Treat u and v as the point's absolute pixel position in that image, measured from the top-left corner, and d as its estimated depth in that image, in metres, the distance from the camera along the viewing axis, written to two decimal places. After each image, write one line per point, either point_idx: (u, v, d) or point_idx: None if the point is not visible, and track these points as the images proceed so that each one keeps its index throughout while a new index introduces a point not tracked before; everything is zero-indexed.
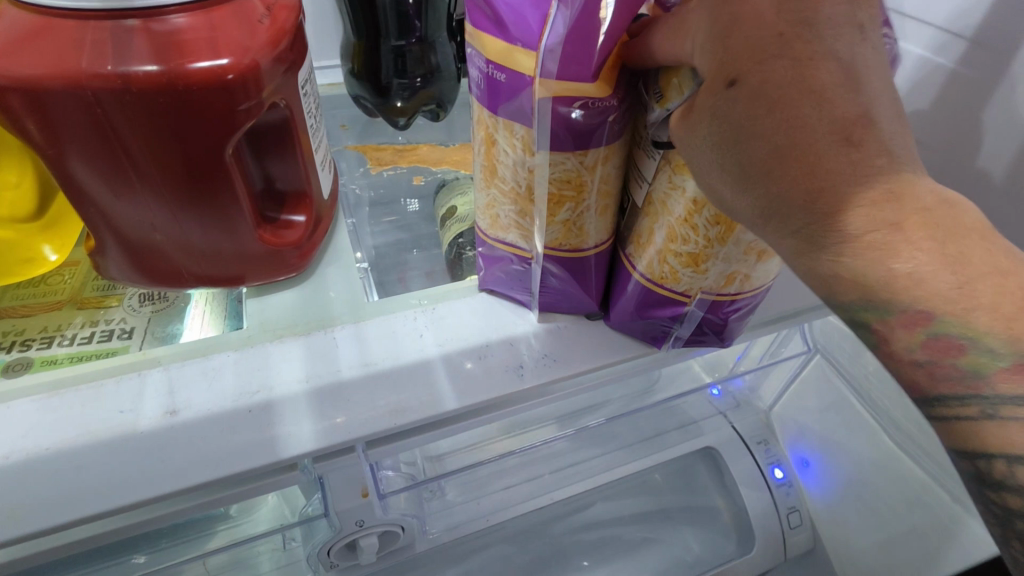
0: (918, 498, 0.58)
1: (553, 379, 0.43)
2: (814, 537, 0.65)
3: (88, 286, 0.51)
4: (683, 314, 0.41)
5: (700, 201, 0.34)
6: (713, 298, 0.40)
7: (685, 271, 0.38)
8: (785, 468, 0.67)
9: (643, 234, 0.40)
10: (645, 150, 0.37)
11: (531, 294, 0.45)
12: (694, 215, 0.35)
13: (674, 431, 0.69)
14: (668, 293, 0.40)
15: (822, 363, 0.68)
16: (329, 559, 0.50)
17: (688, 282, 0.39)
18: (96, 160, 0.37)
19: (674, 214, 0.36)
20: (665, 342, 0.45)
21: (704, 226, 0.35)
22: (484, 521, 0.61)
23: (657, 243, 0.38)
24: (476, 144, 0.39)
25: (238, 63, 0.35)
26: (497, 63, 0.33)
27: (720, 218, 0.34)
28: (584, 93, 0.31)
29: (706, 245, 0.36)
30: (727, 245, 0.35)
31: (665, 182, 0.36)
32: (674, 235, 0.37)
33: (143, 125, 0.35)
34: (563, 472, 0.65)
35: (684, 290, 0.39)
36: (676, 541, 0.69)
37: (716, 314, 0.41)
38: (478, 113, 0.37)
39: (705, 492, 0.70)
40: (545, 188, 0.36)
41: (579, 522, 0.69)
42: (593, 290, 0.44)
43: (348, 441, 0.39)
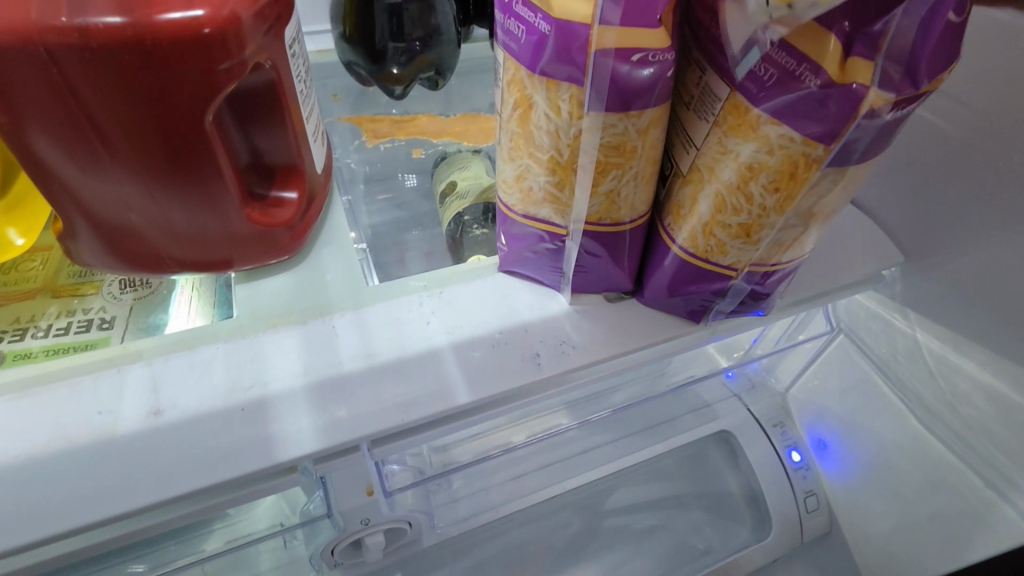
0: (944, 482, 0.55)
1: (572, 368, 0.40)
2: (831, 521, 0.64)
3: (63, 273, 0.47)
4: (727, 288, 0.38)
5: (756, 166, 0.31)
6: (763, 270, 0.37)
7: (734, 242, 0.35)
8: (802, 450, 0.65)
9: (684, 202, 0.36)
10: (696, 111, 0.33)
11: (563, 275, 0.41)
12: (750, 181, 0.31)
13: (687, 415, 0.66)
14: (712, 266, 0.37)
15: (847, 344, 0.63)
16: (333, 558, 0.48)
17: (737, 255, 0.35)
18: (58, 131, 0.32)
19: (723, 179, 0.33)
20: (703, 317, 0.41)
21: (759, 194, 0.32)
22: (494, 513, 0.58)
23: (701, 213, 0.35)
24: (506, 109, 0.35)
25: (215, 15, 0.30)
26: (543, 12, 0.29)
27: (779, 184, 0.31)
28: (646, 44, 0.28)
29: (760, 215, 0.33)
30: (784, 215, 0.32)
31: (717, 149, 0.32)
32: (723, 204, 0.33)
33: (117, 88, 0.31)
34: (575, 462, 0.63)
35: (731, 263, 0.36)
36: (688, 528, 0.68)
37: (760, 284, 0.38)
38: (510, 73, 0.33)
39: (719, 476, 0.68)
40: (593, 152, 0.32)
41: (590, 510, 0.67)
42: (627, 266, 0.40)
43: (352, 440, 0.35)
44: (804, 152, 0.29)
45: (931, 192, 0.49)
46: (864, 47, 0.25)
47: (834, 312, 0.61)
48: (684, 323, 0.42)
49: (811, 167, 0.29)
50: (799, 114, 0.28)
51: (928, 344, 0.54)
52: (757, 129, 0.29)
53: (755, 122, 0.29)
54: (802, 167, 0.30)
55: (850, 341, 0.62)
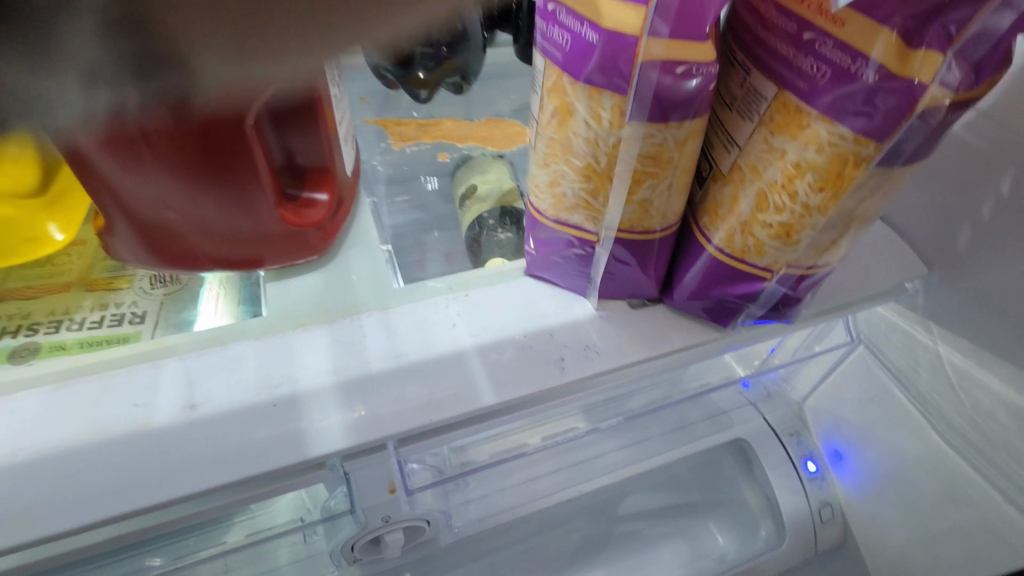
0: (961, 496, 0.55)
1: (596, 372, 0.40)
2: (845, 531, 0.66)
3: (97, 267, 0.48)
4: (759, 291, 0.38)
5: (804, 164, 0.31)
6: (799, 273, 0.37)
7: (773, 243, 0.35)
8: (818, 460, 0.66)
9: (723, 202, 0.36)
10: (739, 111, 0.33)
11: (591, 282, 0.42)
12: (795, 180, 0.32)
13: (703, 422, 0.66)
14: (747, 267, 0.37)
15: (865, 355, 0.63)
16: (353, 555, 0.48)
17: (773, 255, 0.36)
18: None
19: (767, 178, 0.33)
20: (733, 318, 0.42)
21: (804, 192, 0.32)
22: (509, 515, 0.58)
23: (741, 212, 0.35)
24: (544, 116, 0.35)
25: None
26: (591, 21, 0.29)
27: (825, 183, 0.31)
28: (691, 57, 0.28)
29: (802, 215, 0.33)
30: (827, 215, 0.32)
31: (762, 148, 0.32)
32: (764, 202, 0.34)
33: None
34: (590, 466, 0.63)
35: (767, 264, 0.36)
36: (702, 535, 0.68)
37: (793, 288, 0.38)
38: (550, 80, 0.33)
39: (733, 484, 0.68)
40: (631, 162, 0.33)
41: (604, 515, 0.67)
42: (652, 273, 0.41)
43: (378, 439, 0.36)
44: (854, 151, 0.29)
45: (958, 206, 0.49)
46: (936, 41, 0.25)
47: (853, 323, 0.61)
48: (706, 328, 0.43)
49: (860, 166, 0.29)
50: (853, 110, 0.28)
51: (949, 357, 0.54)
52: (806, 127, 0.30)
53: (805, 120, 0.30)
54: (850, 166, 0.30)
55: (869, 353, 0.62)
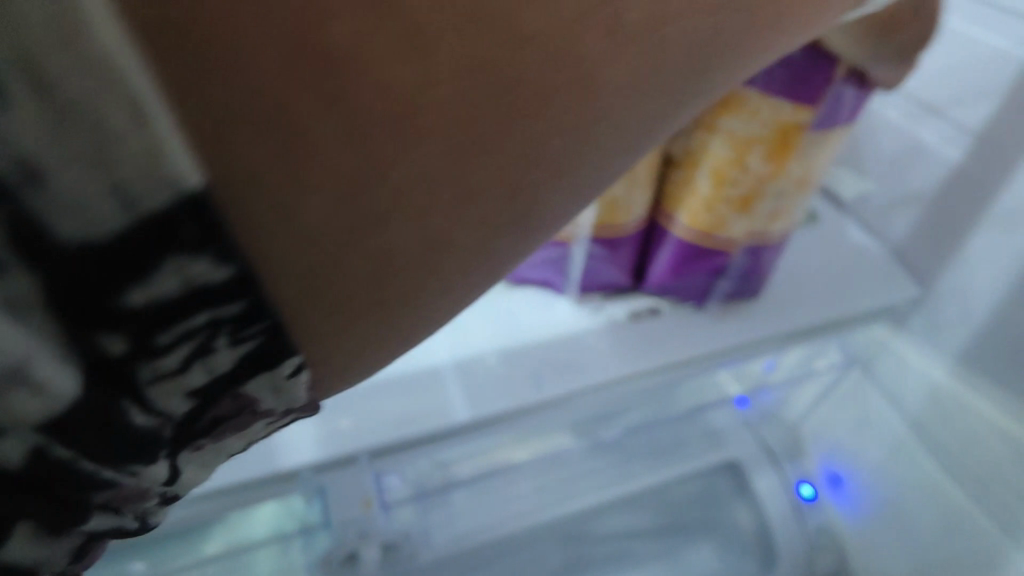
0: (954, 525, 0.54)
1: (577, 390, 0.40)
2: (842, 557, 0.64)
3: None
4: (726, 266, 0.43)
5: (752, 140, 0.36)
6: (760, 241, 0.42)
7: (735, 216, 0.40)
8: (814, 483, 0.66)
9: (677, 185, 0.41)
10: None
11: (569, 275, 0.44)
12: (747, 155, 0.36)
13: (695, 440, 0.64)
14: (713, 244, 0.41)
15: (862, 379, 0.60)
16: (334, 567, 0.48)
17: (738, 228, 0.40)
18: None
19: (722, 154, 0.37)
20: (709, 297, 0.46)
21: (756, 165, 0.37)
22: (491, 533, 0.56)
23: (701, 192, 0.39)
24: None
25: None
26: None
27: (774, 153, 0.36)
28: None
29: (757, 184, 0.38)
30: (778, 180, 0.38)
31: (705, 131, 0.37)
32: (720, 178, 0.38)
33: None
34: (579, 484, 0.60)
35: (732, 239, 0.41)
36: (692, 561, 0.63)
37: (757, 261, 0.43)
38: None
39: (723, 506, 0.64)
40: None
41: (579, 538, 0.62)
42: (627, 261, 0.44)
43: (352, 451, 0.36)
44: (794, 120, 0.35)
45: (947, 227, 0.49)
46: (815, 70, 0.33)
47: (851, 343, 0.57)
48: (682, 310, 0.46)
49: (799, 131, 0.35)
50: (786, 83, 0.33)
51: (940, 378, 0.53)
52: (748, 105, 0.35)
53: (745, 98, 0.34)
54: (792, 134, 0.35)
55: (866, 376, 0.60)
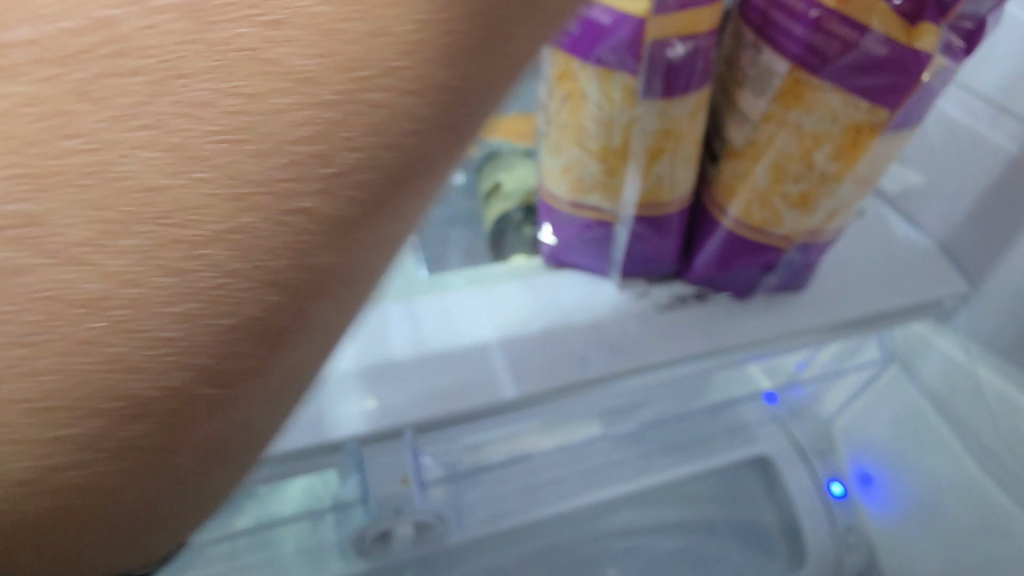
0: (993, 527, 0.53)
1: (618, 370, 0.41)
2: (870, 557, 0.63)
3: None
4: (776, 261, 0.42)
5: (820, 136, 0.35)
6: (812, 239, 0.41)
7: (791, 212, 0.39)
8: (844, 482, 0.65)
9: (735, 176, 0.40)
10: (753, 88, 0.36)
11: (613, 260, 0.44)
12: (813, 151, 0.35)
13: (723, 436, 0.63)
14: (765, 238, 0.41)
15: (899, 375, 0.60)
16: (363, 546, 0.48)
17: (792, 224, 0.40)
18: None
19: (786, 149, 0.36)
20: (754, 292, 0.45)
21: (822, 162, 0.36)
22: (522, 517, 0.56)
23: (759, 185, 0.39)
24: (553, 104, 0.39)
25: None
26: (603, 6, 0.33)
27: (842, 152, 0.35)
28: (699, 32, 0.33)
29: (819, 182, 0.37)
30: (842, 181, 0.37)
31: (772, 125, 0.36)
32: (780, 173, 0.37)
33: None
34: (607, 475, 0.60)
35: (785, 234, 0.40)
36: (717, 558, 0.62)
37: (807, 258, 0.43)
38: (552, 67, 0.37)
39: (752, 504, 0.63)
40: (646, 140, 0.37)
41: (590, 528, 0.61)
42: (672, 252, 0.44)
43: (399, 423, 0.37)
44: (869, 119, 0.33)
45: (1002, 222, 0.47)
46: (934, 14, 0.29)
47: (885, 341, 0.58)
48: (724, 300, 0.45)
49: (873, 132, 0.34)
50: (864, 80, 0.32)
51: (986, 378, 0.51)
52: (822, 100, 0.33)
53: (820, 92, 0.33)
54: (865, 135, 0.34)
55: (902, 372, 0.59)
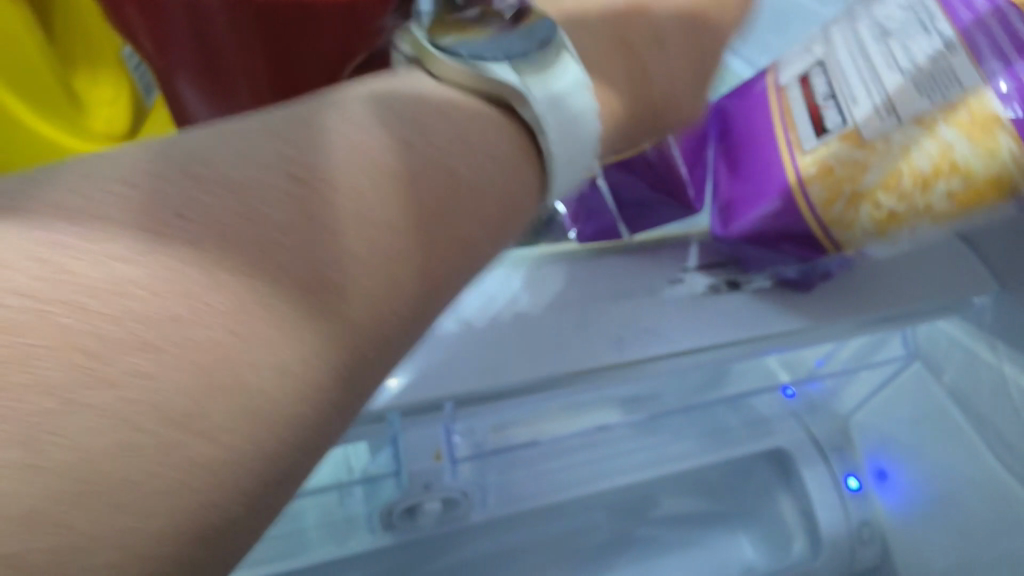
0: (1013, 520, 0.54)
1: (651, 354, 0.42)
2: (883, 553, 0.63)
3: None
4: (812, 260, 0.47)
5: (957, 168, 0.41)
6: (846, 255, 0.46)
7: (868, 224, 0.44)
8: (861, 477, 0.63)
9: (841, 163, 0.44)
10: (924, 88, 0.41)
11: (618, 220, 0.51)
12: (937, 178, 0.42)
13: (741, 429, 0.63)
14: (823, 233, 0.45)
15: (921, 371, 0.61)
16: (390, 520, 0.49)
17: (855, 234, 0.45)
18: (205, 84, 0.39)
19: (916, 164, 0.42)
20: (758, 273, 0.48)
21: (937, 193, 0.42)
22: (543, 499, 0.56)
23: (869, 185, 0.43)
24: None
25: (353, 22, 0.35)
26: None
27: (960, 194, 0.42)
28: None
29: (915, 208, 0.43)
30: (928, 218, 0.43)
31: (924, 132, 0.41)
32: (890, 183, 0.43)
33: (279, 38, 0.35)
34: (626, 459, 0.60)
35: (840, 241, 0.45)
36: (729, 547, 0.64)
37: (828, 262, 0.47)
38: None
39: (767, 497, 0.64)
40: None
41: (604, 513, 0.63)
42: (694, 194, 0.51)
43: (438, 396, 0.38)
44: (989, 184, 0.41)
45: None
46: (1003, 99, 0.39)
47: (908, 336, 0.60)
48: (756, 289, 0.46)
49: (989, 194, 0.41)
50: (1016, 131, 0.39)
51: (1011, 374, 0.53)
52: (992, 143, 0.40)
53: (998, 143, 0.40)
54: (986, 191, 0.41)
55: (925, 368, 0.61)
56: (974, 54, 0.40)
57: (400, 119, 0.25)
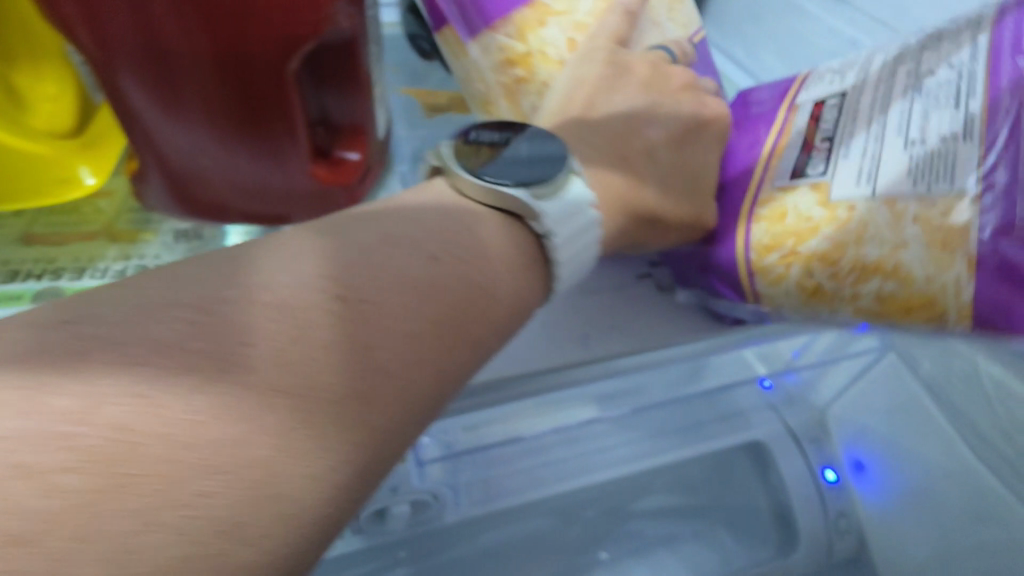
0: (985, 511, 0.57)
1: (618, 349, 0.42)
2: (860, 545, 0.61)
3: (123, 218, 0.49)
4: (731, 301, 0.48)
5: (902, 272, 0.39)
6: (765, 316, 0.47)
7: (797, 285, 0.43)
8: (837, 469, 0.62)
9: (796, 215, 0.44)
10: (927, 170, 0.39)
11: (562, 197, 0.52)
12: (879, 275, 0.40)
13: (717, 423, 0.62)
14: (748, 280, 0.45)
15: (896, 364, 0.64)
16: (360, 522, 0.49)
17: (777, 290, 0.44)
18: (151, 84, 0.36)
19: (861, 250, 0.41)
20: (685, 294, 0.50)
21: (869, 289, 0.41)
22: (519, 498, 0.56)
23: (807, 248, 0.43)
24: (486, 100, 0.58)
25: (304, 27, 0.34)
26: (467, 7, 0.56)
27: (892, 301, 0.40)
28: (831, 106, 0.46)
29: (843, 293, 0.42)
30: (848, 306, 0.42)
31: (890, 215, 0.40)
32: (830, 256, 0.42)
33: (223, 37, 0.34)
34: (603, 456, 0.60)
35: (761, 291, 0.45)
36: (709, 541, 0.63)
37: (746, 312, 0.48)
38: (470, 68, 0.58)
39: (745, 490, 0.64)
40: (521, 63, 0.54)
41: (582, 510, 0.62)
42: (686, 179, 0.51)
43: None
44: (933, 301, 0.39)
45: None
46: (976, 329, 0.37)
47: None
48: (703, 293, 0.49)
49: (919, 313, 0.39)
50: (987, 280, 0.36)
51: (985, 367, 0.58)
52: (952, 261, 0.38)
53: (959, 251, 0.37)
54: (912, 309, 0.40)
55: (900, 362, 0.63)
56: (986, 141, 0.37)
57: (351, 274, 0.31)
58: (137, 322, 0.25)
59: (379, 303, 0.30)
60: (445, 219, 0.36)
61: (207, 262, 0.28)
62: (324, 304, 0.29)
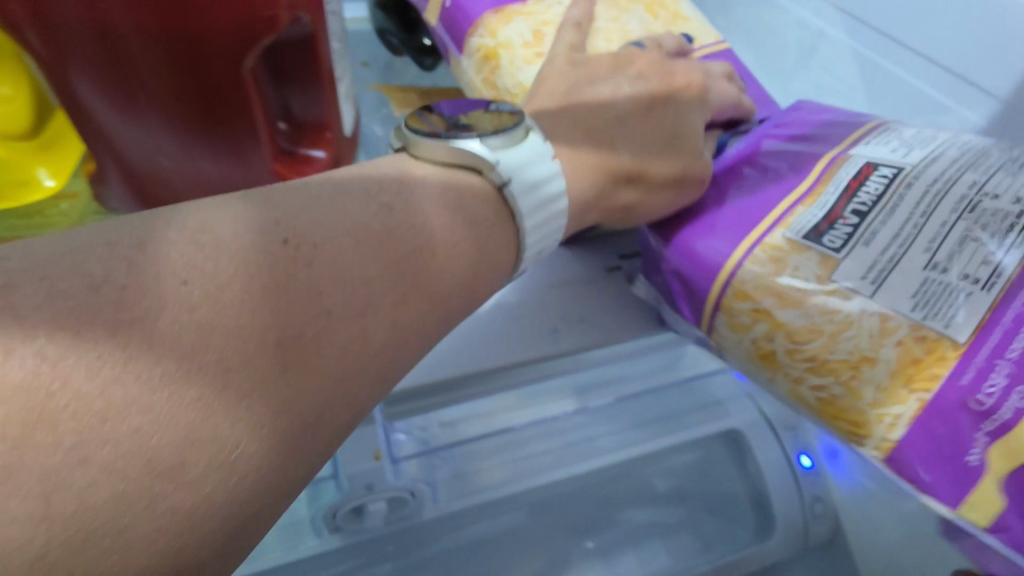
0: None
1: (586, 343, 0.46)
2: (835, 526, 0.64)
3: (88, 218, 0.48)
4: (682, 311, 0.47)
5: (857, 385, 0.39)
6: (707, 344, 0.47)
7: (759, 339, 0.42)
8: (812, 455, 0.64)
9: (783, 280, 0.42)
10: (942, 302, 0.38)
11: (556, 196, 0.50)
12: (841, 374, 0.40)
13: (695, 412, 0.63)
14: (706, 313, 0.44)
15: None
16: (336, 521, 0.48)
17: (732, 331, 0.44)
18: (107, 86, 0.36)
19: (834, 347, 0.40)
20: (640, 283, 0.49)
21: (824, 382, 0.40)
22: (498, 492, 0.56)
23: (783, 319, 0.41)
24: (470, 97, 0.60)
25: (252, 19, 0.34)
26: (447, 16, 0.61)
27: (833, 402, 0.40)
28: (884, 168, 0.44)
29: (797, 370, 0.41)
30: (794, 382, 0.42)
31: (875, 335, 0.39)
32: (802, 336, 0.41)
33: (175, 36, 0.33)
34: (582, 448, 0.60)
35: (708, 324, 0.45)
36: (688, 526, 0.65)
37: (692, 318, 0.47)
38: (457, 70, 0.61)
39: (723, 476, 0.66)
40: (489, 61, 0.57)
41: (563, 500, 0.63)
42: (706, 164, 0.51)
43: None
44: (865, 428, 0.39)
45: None
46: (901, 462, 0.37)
47: None
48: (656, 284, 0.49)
49: (844, 423, 0.40)
50: (918, 445, 0.37)
51: None
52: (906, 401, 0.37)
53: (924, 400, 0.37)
54: (842, 421, 0.40)
55: None
56: (997, 308, 0.37)
57: (302, 218, 0.31)
58: (60, 313, 0.24)
59: (326, 247, 0.31)
60: (408, 198, 0.36)
61: (130, 234, 0.28)
62: (272, 246, 0.30)
